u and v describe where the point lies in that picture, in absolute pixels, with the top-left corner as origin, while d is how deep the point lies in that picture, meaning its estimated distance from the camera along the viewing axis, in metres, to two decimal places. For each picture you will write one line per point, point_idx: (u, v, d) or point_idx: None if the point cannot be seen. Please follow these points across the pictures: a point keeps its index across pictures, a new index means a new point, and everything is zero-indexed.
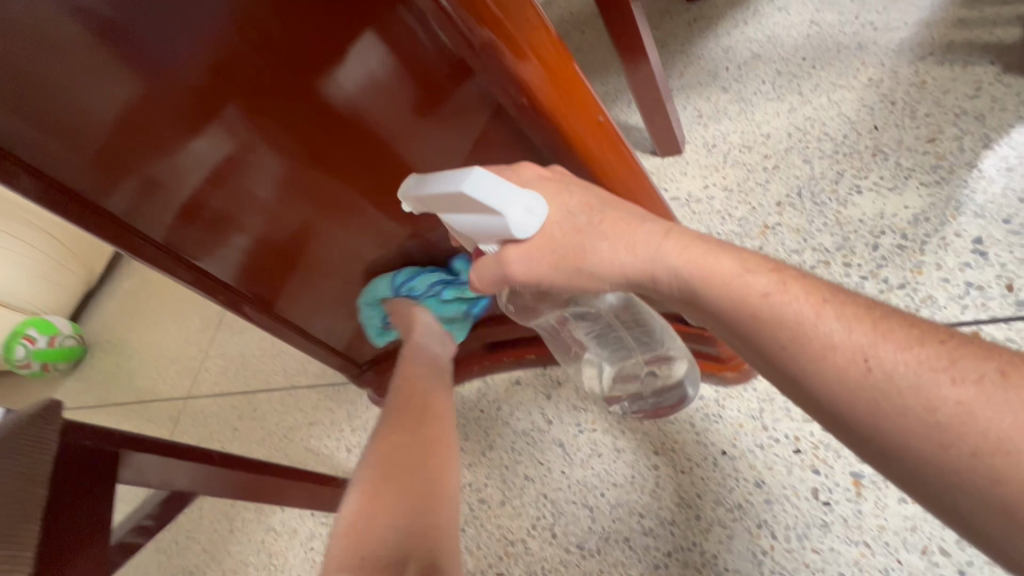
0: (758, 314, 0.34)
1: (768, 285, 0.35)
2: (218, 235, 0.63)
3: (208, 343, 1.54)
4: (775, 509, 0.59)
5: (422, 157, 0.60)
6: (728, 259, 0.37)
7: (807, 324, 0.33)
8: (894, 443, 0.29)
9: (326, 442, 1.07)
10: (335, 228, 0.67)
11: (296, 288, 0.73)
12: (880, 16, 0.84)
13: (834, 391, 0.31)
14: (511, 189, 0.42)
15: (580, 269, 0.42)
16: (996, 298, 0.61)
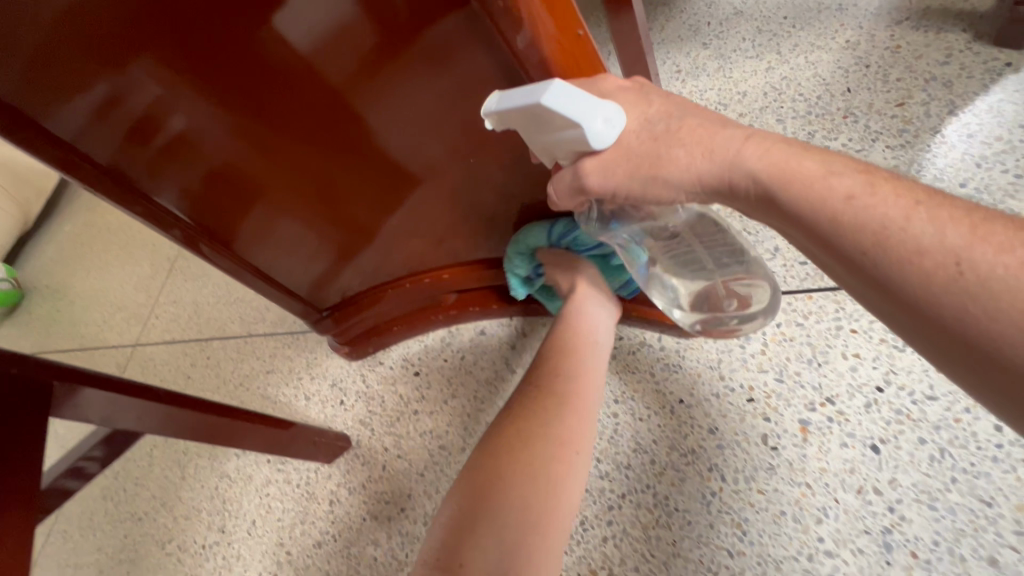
0: (839, 218, 0.35)
1: (853, 188, 0.35)
2: (171, 162, 0.57)
3: (158, 291, 1.47)
4: (726, 453, 0.61)
5: (399, 105, 0.54)
6: (811, 162, 0.37)
7: (896, 228, 0.33)
8: (978, 340, 0.30)
9: (284, 389, 1.04)
10: (300, 167, 0.62)
11: (256, 227, 0.68)
12: None
13: (916, 294, 0.32)
14: (588, 99, 0.41)
15: (657, 178, 0.41)
16: None
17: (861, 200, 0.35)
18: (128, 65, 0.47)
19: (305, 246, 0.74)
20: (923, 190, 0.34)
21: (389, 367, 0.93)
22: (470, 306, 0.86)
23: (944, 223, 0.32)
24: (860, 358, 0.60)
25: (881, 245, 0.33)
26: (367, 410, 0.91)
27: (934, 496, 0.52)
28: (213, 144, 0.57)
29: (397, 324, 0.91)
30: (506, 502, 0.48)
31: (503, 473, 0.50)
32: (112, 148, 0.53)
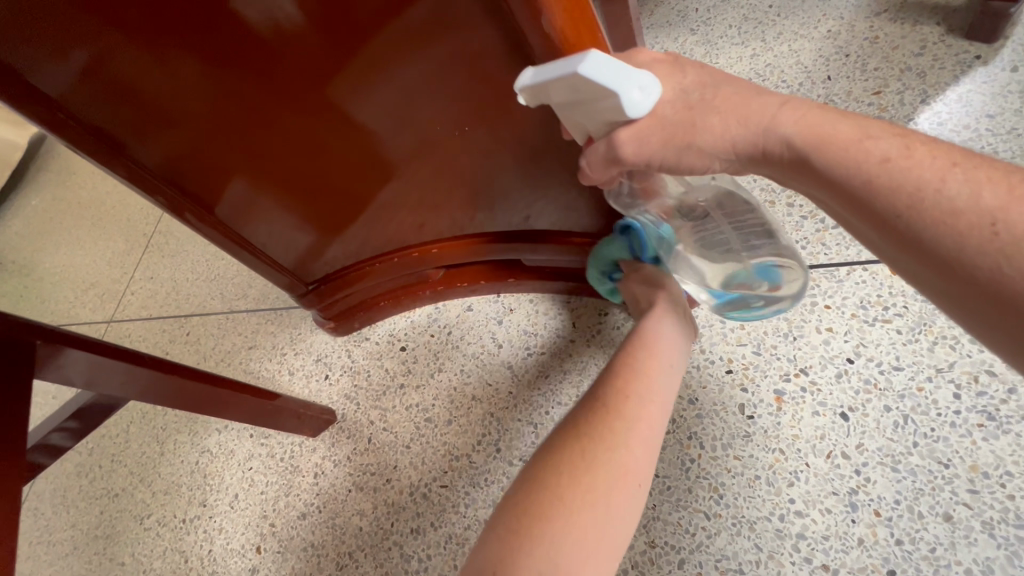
0: (878, 178, 0.37)
1: (891, 150, 0.37)
2: (158, 126, 0.57)
3: (133, 267, 1.43)
4: (704, 422, 0.64)
5: (393, 76, 0.54)
6: (847, 125, 0.39)
7: (931, 188, 0.35)
8: (1006, 293, 0.32)
9: (267, 365, 1.03)
10: (288, 137, 0.62)
11: (242, 197, 0.68)
12: None
13: (947, 251, 0.34)
14: (624, 70, 0.41)
15: (689, 146, 0.43)
16: None
17: (896, 163, 0.37)
18: (114, 22, 0.46)
19: (294, 218, 0.73)
20: (959, 153, 0.36)
21: (375, 342, 0.93)
22: (458, 281, 0.87)
23: (979, 183, 0.34)
24: (833, 332, 0.63)
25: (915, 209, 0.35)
26: (353, 384, 0.91)
27: (897, 459, 0.55)
28: (201, 110, 0.56)
29: (384, 300, 0.91)
30: (558, 528, 0.43)
31: (559, 494, 0.45)
32: (99, 107, 0.53)
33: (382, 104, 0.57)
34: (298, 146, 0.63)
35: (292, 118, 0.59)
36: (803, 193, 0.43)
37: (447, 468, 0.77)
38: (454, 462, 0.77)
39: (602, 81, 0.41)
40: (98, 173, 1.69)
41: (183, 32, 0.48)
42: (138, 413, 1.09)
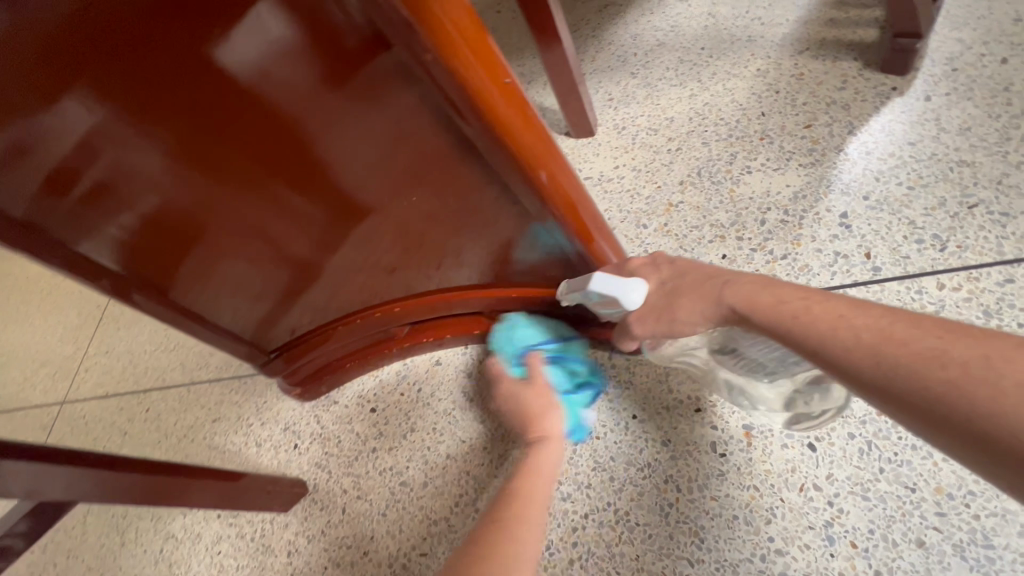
0: (793, 333, 0.42)
1: (794, 309, 0.43)
2: (99, 215, 0.55)
3: (87, 341, 1.37)
4: (679, 464, 0.64)
5: (346, 149, 0.54)
6: (767, 289, 0.46)
7: (830, 335, 0.40)
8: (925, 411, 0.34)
9: (232, 438, 0.99)
10: (243, 211, 0.60)
11: (193, 273, 0.66)
12: (767, 12, 0.92)
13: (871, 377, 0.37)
14: (622, 280, 0.57)
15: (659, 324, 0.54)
16: (857, 265, 0.66)
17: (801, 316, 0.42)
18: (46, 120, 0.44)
19: (250, 288, 0.71)
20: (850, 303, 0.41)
21: (344, 405, 0.91)
22: (424, 336, 0.85)
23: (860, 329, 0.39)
24: None
25: (828, 353, 0.39)
26: (324, 451, 0.88)
27: (867, 487, 0.56)
28: (141, 195, 0.54)
29: (350, 361, 0.89)
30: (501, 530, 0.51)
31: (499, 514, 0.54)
32: (37, 201, 0.51)
33: (329, 174, 0.57)
34: (244, 221, 0.61)
35: (237, 196, 0.58)
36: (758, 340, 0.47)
37: (426, 535, 0.75)
38: (432, 527, 0.75)
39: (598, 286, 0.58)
40: None
41: (109, 126, 0.47)
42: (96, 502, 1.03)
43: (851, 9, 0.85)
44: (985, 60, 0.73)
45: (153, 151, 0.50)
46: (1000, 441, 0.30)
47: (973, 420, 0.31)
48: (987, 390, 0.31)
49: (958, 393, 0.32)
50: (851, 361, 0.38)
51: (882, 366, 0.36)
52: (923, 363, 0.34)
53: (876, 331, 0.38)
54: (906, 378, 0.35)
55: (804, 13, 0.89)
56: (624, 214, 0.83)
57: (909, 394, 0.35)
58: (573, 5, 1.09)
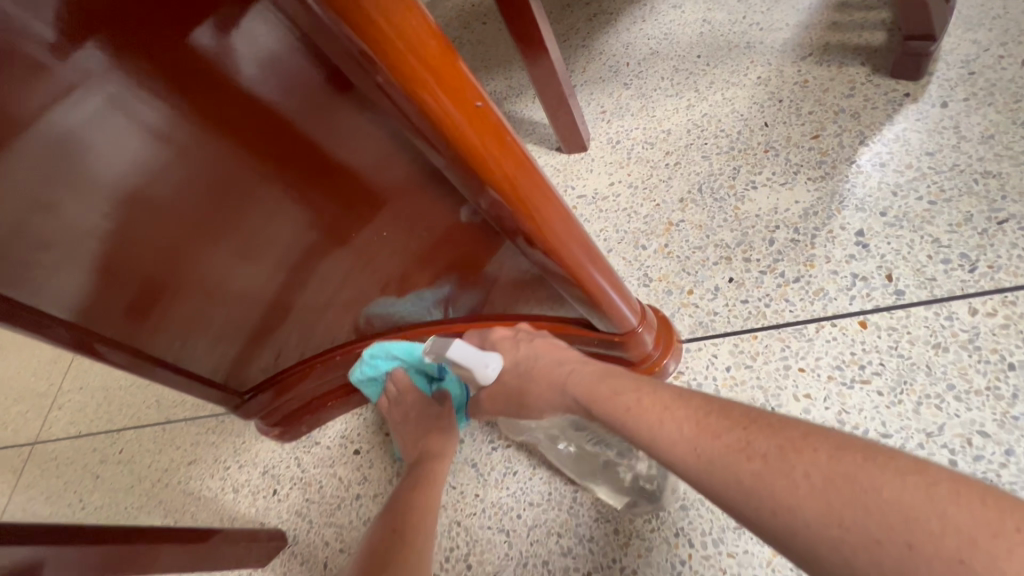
0: (683, 456, 0.41)
1: (682, 427, 0.42)
2: (37, 264, 0.48)
3: (61, 376, 1.30)
4: (691, 515, 0.58)
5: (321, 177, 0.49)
6: (663, 398, 0.46)
7: (711, 460, 0.39)
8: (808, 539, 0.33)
9: (208, 483, 0.92)
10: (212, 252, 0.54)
11: (161, 320, 0.60)
12: (765, 17, 0.87)
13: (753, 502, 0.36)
14: (478, 352, 0.59)
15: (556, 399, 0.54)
16: (879, 288, 0.60)
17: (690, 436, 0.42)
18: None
19: (225, 331, 0.66)
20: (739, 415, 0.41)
21: (326, 446, 0.84)
22: None
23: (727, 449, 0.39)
24: (811, 399, 0.58)
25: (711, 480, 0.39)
26: (304, 498, 0.82)
27: None
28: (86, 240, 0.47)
29: (331, 400, 0.83)
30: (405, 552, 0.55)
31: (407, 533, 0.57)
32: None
33: (294, 205, 0.51)
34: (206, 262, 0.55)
35: (196, 236, 0.51)
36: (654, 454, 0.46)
37: None
38: None
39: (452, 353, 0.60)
40: None
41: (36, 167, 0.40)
42: None
43: (855, 12, 0.81)
44: (1004, 62, 0.68)
45: (92, 189, 0.43)
46: (798, 532, 0.34)
47: (777, 514, 0.35)
48: (785, 486, 0.35)
49: (755, 488, 0.36)
50: (675, 457, 0.42)
51: (699, 461, 0.40)
52: (732, 456, 0.38)
53: (747, 452, 0.38)
54: (721, 473, 0.38)
55: (805, 16, 0.84)
56: (620, 235, 0.77)
57: (723, 490, 0.38)
58: (561, 14, 1.05)
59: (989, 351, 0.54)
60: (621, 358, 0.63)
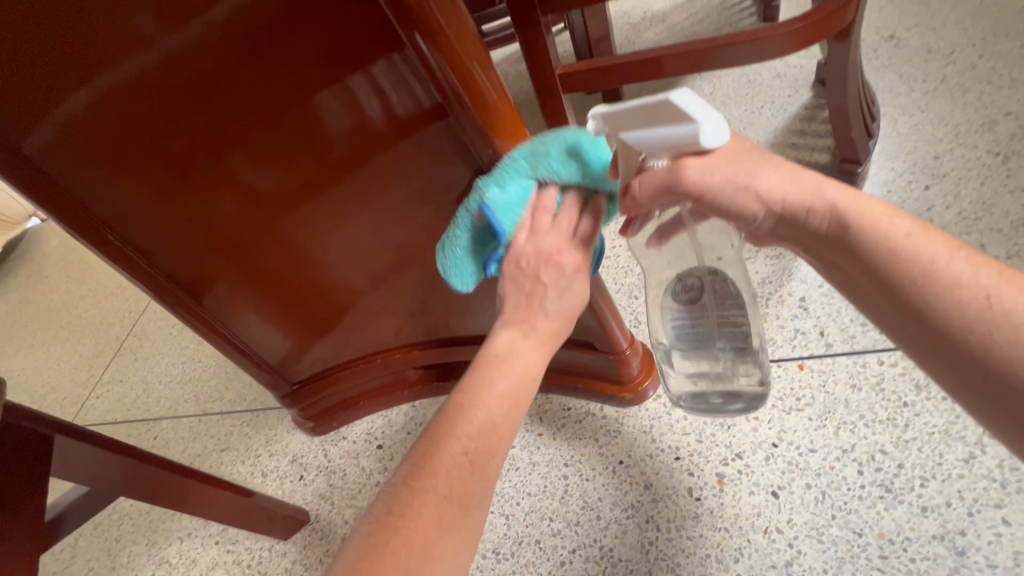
0: (899, 250, 0.41)
1: (911, 227, 0.41)
2: (170, 223, 0.62)
3: (101, 370, 1.43)
4: (660, 506, 0.72)
5: (392, 193, 0.64)
6: (878, 201, 0.43)
7: (941, 263, 0.40)
8: (1003, 356, 0.37)
9: (239, 467, 1.04)
10: (297, 236, 0.68)
11: (235, 291, 0.73)
12: (741, 133, 1.12)
13: (956, 319, 0.39)
14: (702, 107, 0.40)
15: (747, 189, 0.43)
16: (813, 340, 0.78)
17: (916, 237, 0.41)
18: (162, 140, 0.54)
19: (289, 316, 0.80)
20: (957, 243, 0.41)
21: (352, 441, 0.98)
22: (435, 381, 0.95)
23: (975, 266, 0.39)
24: (759, 420, 0.74)
25: (927, 285, 0.40)
26: (328, 483, 0.94)
27: (821, 531, 0.64)
28: (225, 212, 0.63)
29: (363, 399, 0.98)
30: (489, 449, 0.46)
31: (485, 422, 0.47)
32: (132, 207, 0.59)
33: (372, 211, 0.66)
34: (297, 249, 0.70)
35: (278, 220, 0.65)
36: (830, 259, 0.46)
37: None
38: None
39: (686, 125, 0.40)
40: (74, 277, 1.73)
41: (205, 145, 0.55)
42: (89, 526, 1.05)
43: (809, 138, 1.05)
44: (912, 186, 0.91)
45: (245, 172, 0.59)
46: (1015, 377, 0.36)
47: (978, 323, 0.38)
48: (991, 303, 0.38)
49: (1001, 324, 0.37)
50: (893, 256, 0.41)
51: (923, 264, 0.40)
52: (956, 273, 0.39)
53: (979, 273, 0.39)
54: (943, 287, 0.39)
55: (772, 136, 1.09)
56: (619, 286, 0.96)
57: (924, 302, 0.40)
58: (583, 113, 1.31)
59: (890, 391, 0.71)
60: (608, 378, 0.81)
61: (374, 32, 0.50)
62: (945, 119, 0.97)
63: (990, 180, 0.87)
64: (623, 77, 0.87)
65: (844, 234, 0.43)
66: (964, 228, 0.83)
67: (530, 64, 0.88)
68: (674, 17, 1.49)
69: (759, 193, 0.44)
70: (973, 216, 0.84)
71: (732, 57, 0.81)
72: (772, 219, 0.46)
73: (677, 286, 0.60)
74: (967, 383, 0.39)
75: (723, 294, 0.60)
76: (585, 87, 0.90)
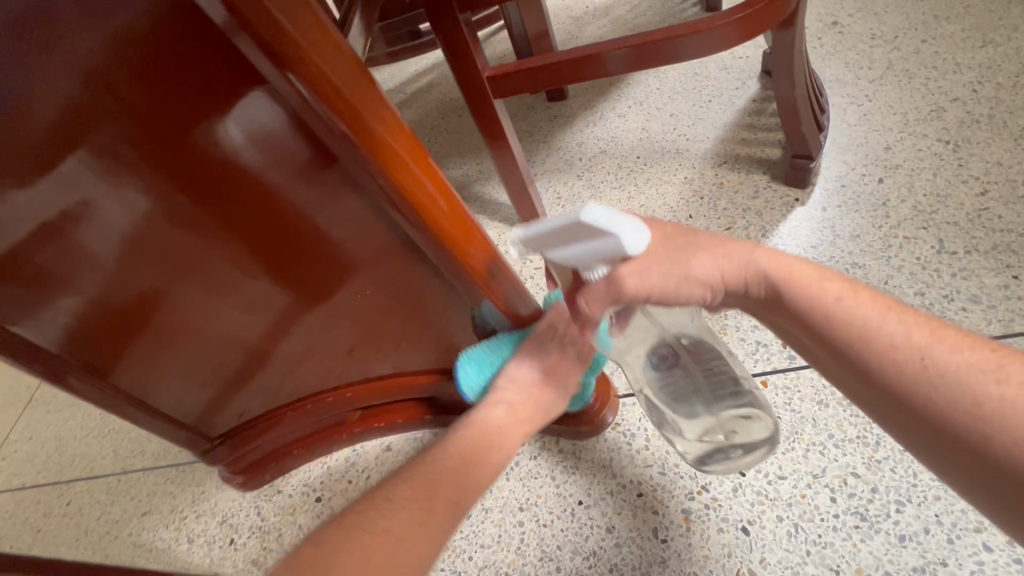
0: (832, 314, 0.42)
1: (840, 291, 0.43)
2: (37, 295, 0.50)
3: (9, 426, 1.27)
4: (623, 551, 0.65)
5: (296, 246, 0.55)
6: (808, 267, 0.45)
7: (873, 326, 0.40)
8: (945, 417, 0.37)
9: (162, 533, 0.93)
10: (201, 296, 0.58)
11: (139, 357, 0.62)
12: (690, 129, 1.06)
13: (897, 381, 0.39)
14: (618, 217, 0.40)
15: (687, 276, 0.46)
16: (776, 353, 0.73)
17: (848, 301, 0.42)
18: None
19: (201, 374, 0.69)
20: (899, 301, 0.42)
21: (287, 495, 0.89)
22: (375, 422, 0.86)
23: (909, 325, 0.40)
24: None
25: (863, 346, 0.40)
26: (261, 546, 0.85)
27: (796, 570, 0.59)
28: (88, 273, 0.50)
29: (297, 448, 0.88)
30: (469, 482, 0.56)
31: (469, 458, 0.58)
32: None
33: (278, 262, 0.56)
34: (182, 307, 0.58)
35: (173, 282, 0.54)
36: (779, 324, 0.47)
37: None
38: None
39: (608, 239, 0.39)
40: None
41: (57, 214, 0.44)
42: None
43: (759, 132, 1.01)
44: (865, 180, 0.87)
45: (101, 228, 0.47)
46: (960, 438, 0.36)
47: (923, 385, 0.38)
48: (931, 365, 0.38)
49: (938, 385, 0.37)
50: (830, 322, 0.42)
51: (857, 328, 0.41)
52: (899, 335, 0.39)
53: (929, 334, 0.39)
54: (883, 351, 0.40)
55: (722, 131, 1.04)
56: None
57: (865, 365, 0.40)
58: (527, 114, 1.24)
59: None
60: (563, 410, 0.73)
61: (228, 55, 0.39)
62: (893, 107, 0.94)
63: (943, 170, 0.83)
64: (560, 77, 0.79)
65: (778, 300, 0.45)
66: (921, 223, 0.80)
67: (455, 65, 0.79)
68: (616, 9, 1.43)
69: (701, 282, 0.46)
70: (929, 209, 0.80)
71: (674, 53, 0.74)
72: (719, 295, 0.48)
73: (652, 359, 0.57)
74: (920, 443, 0.39)
75: (699, 350, 0.57)
76: (519, 91, 0.82)
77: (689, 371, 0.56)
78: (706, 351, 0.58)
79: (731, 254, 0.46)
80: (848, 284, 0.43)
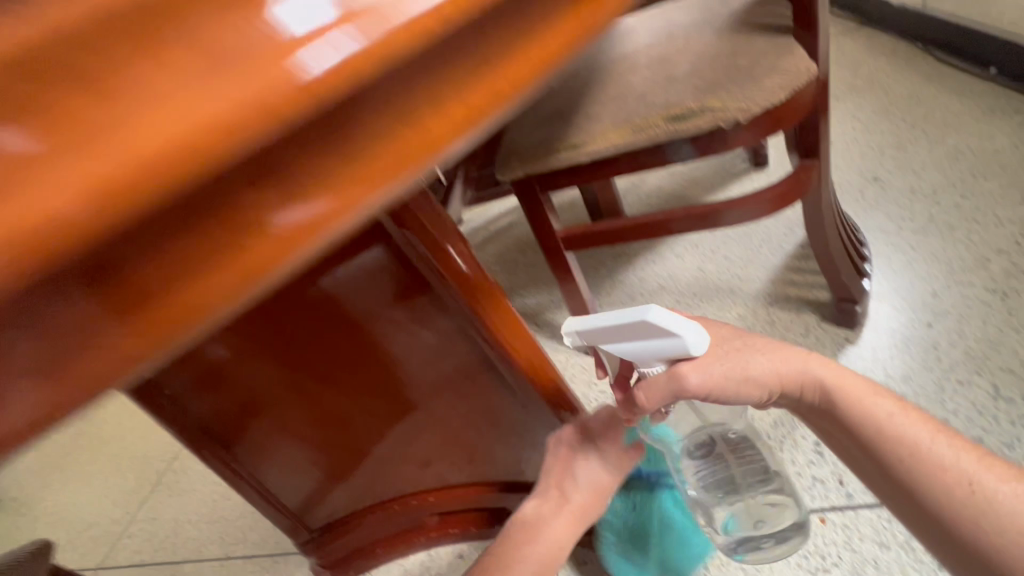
0: (886, 430, 0.51)
1: (892, 408, 0.52)
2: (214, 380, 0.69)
3: (137, 506, 1.47)
4: None
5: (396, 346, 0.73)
6: (862, 384, 0.54)
7: (925, 447, 0.50)
8: (987, 536, 0.45)
9: None
10: (329, 394, 0.76)
11: (265, 441, 0.77)
12: (743, 270, 1.18)
13: (939, 499, 0.48)
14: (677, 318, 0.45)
15: (747, 375, 0.52)
16: (834, 490, 0.76)
17: (898, 419, 0.52)
18: None
19: (313, 466, 0.83)
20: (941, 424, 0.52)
21: None
22: (451, 527, 0.95)
23: (958, 450, 0.49)
24: None
25: (916, 462, 0.49)
26: None
27: None
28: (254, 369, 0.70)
29: (381, 547, 0.97)
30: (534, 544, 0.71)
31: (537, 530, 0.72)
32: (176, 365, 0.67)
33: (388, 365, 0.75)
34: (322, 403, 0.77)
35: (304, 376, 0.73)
36: (829, 425, 0.55)
37: None
38: None
39: (670, 337, 0.45)
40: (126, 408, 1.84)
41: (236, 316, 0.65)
42: None
43: (808, 276, 1.11)
44: (914, 322, 0.93)
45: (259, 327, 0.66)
46: (1005, 554, 0.44)
47: (966, 502, 0.46)
48: (970, 488, 0.47)
49: (984, 509, 0.46)
50: (883, 437, 0.51)
51: (907, 446, 0.50)
52: (943, 456, 0.49)
53: (974, 461, 0.48)
54: (925, 469, 0.49)
55: (772, 273, 1.15)
56: None
57: (915, 479, 0.49)
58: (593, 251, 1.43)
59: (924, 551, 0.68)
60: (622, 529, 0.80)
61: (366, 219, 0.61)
62: (937, 257, 1.01)
63: (991, 318, 0.89)
64: (623, 237, 0.96)
65: (834, 407, 0.53)
66: (974, 368, 0.85)
67: (533, 223, 0.97)
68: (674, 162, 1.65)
69: (758, 380, 0.53)
70: (980, 354, 0.85)
71: (717, 219, 0.89)
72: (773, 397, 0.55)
73: (691, 445, 0.62)
74: (961, 552, 0.47)
75: (738, 443, 0.64)
76: (588, 245, 0.99)
77: (720, 460, 0.62)
78: (744, 446, 0.64)
79: (785, 355, 0.55)
80: (898, 403, 0.53)
